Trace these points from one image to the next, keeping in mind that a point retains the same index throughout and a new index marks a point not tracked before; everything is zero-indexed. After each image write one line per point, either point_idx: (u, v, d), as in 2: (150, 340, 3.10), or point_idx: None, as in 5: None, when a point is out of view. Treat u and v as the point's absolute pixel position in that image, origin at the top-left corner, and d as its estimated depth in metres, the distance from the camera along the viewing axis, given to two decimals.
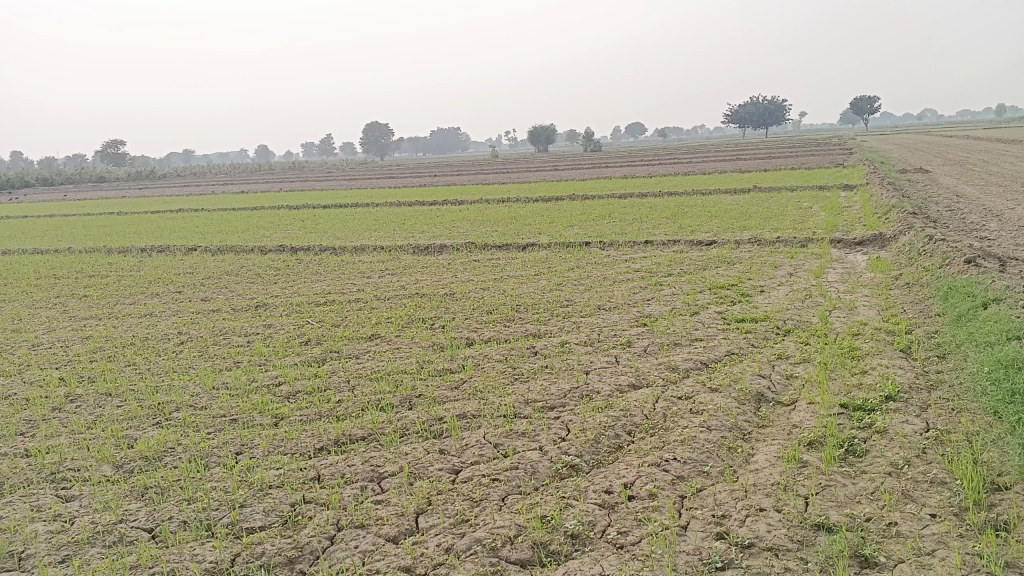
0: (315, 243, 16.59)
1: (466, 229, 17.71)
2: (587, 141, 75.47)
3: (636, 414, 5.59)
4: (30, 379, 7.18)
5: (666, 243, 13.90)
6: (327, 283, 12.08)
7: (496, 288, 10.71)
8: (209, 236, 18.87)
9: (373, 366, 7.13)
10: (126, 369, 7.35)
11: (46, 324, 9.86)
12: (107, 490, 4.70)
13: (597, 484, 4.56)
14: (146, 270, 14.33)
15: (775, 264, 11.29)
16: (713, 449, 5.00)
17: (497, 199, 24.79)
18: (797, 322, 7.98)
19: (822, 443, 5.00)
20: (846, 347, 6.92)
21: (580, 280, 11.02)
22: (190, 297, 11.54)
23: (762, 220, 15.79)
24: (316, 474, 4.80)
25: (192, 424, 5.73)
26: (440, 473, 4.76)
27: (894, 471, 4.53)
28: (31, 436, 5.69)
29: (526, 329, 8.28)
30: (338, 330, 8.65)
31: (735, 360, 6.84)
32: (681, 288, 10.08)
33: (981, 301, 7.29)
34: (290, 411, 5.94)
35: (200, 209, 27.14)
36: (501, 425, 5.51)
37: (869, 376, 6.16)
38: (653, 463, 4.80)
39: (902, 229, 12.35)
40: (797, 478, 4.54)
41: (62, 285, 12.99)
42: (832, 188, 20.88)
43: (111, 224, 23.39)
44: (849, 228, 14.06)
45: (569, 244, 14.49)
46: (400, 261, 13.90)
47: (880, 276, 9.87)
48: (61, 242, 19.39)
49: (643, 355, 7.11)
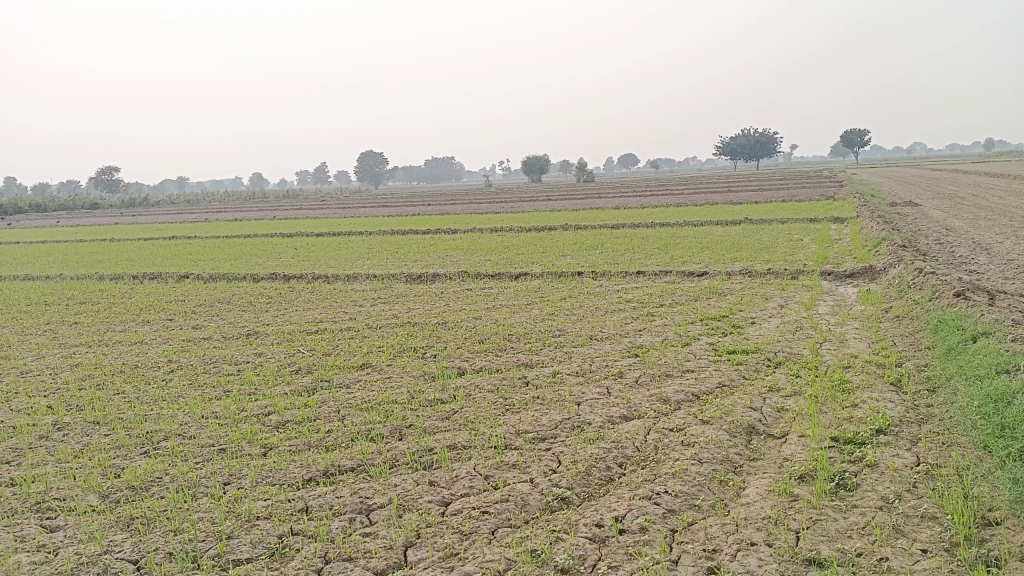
0: (309, 271, 16.61)
1: (458, 258, 17.76)
2: (579, 172, 75.97)
3: (627, 446, 5.57)
4: (18, 406, 7.11)
5: (658, 274, 13.96)
6: (319, 311, 12.08)
7: (488, 318, 10.72)
8: (201, 263, 18.86)
9: (363, 396, 7.10)
10: (115, 397, 7.30)
11: (35, 351, 9.80)
12: (92, 521, 4.65)
13: (587, 517, 4.54)
14: (137, 297, 14.29)
15: (766, 295, 11.35)
16: (704, 482, 4.99)
17: (490, 228, 24.89)
18: (788, 354, 8.00)
19: (813, 476, 4.99)
20: (837, 380, 6.94)
21: (572, 310, 11.05)
22: (181, 324, 11.51)
23: (753, 251, 15.89)
24: (304, 506, 4.76)
25: (180, 454, 5.68)
26: (429, 505, 4.73)
27: (885, 505, 4.52)
28: (16, 465, 5.63)
29: (518, 359, 8.27)
30: (329, 359, 8.64)
31: (726, 392, 6.84)
32: (673, 319, 10.11)
33: (971, 335, 7.32)
34: (279, 441, 5.91)
35: (193, 237, 27.17)
36: (491, 456, 5.49)
37: (859, 409, 6.17)
38: (643, 496, 4.78)
39: (892, 262, 12.44)
40: (789, 512, 4.52)
41: (52, 312, 12.94)
42: (822, 220, 21.06)
43: (103, 251, 23.37)
44: (839, 260, 14.17)
45: (561, 274, 14.54)
46: (393, 290, 13.92)
47: (870, 309, 9.93)
48: (52, 268, 19.36)
49: (635, 386, 7.10)
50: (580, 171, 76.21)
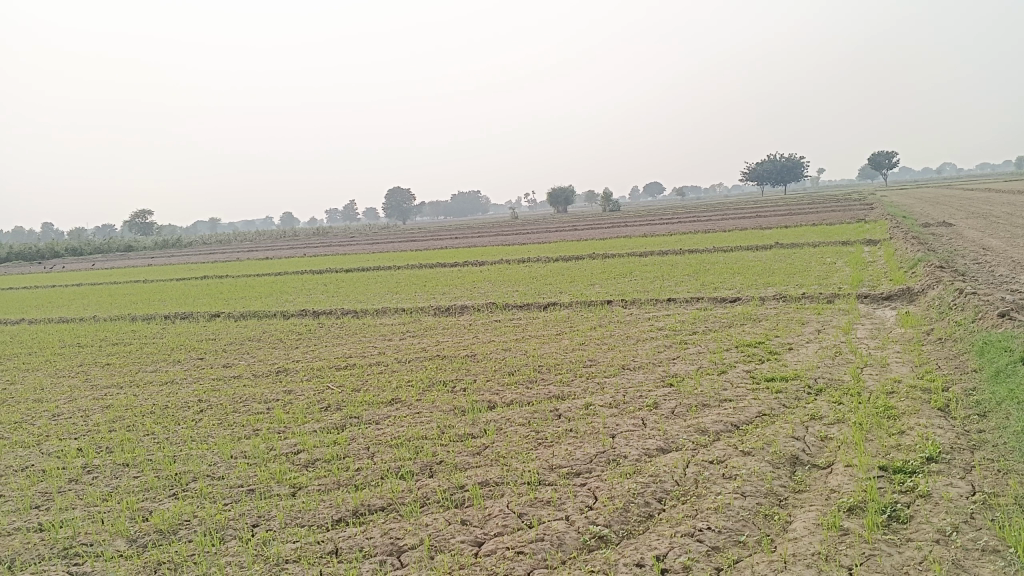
0: (338, 306, 16.65)
1: (486, 289, 17.70)
2: (607, 201, 76.10)
3: (666, 480, 5.38)
4: (48, 450, 7.06)
5: (690, 300, 13.78)
6: (348, 347, 12.04)
7: (517, 349, 10.58)
8: (232, 302, 18.97)
9: (393, 432, 6.96)
10: (145, 439, 7.24)
11: (67, 394, 9.81)
12: (119, 566, 4.55)
13: (627, 557, 4.35)
14: (168, 337, 14.38)
15: (802, 320, 11.09)
16: (749, 517, 4.78)
17: (516, 259, 24.82)
18: (829, 380, 7.75)
19: (863, 509, 4.76)
20: (881, 407, 6.67)
21: (603, 339, 10.87)
22: (212, 363, 11.51)
23: (787, 276, 15.59)
24: (334, 548, 4.63)
25: (209, 495, 5.59)
26: (462, 546, 4.57)
27: (941, 538, 4.27)
28: (45, 510, 5.56)
29: (549, 390, 8.12)
30: (359, 394, 8.55)
31: (766, 421, 6.62)
32: (707, 346, 9.89)
33: (1020, 356, 7.02)
34: (308, 480, 5.80)
35: (225, 276, 27.40)
36: (524, 493, 5.31)
37: (907, 437, 5.90)
38: (685, 533, 4.58)
39: (931, 283, 12.12)
40: (839, 547, 4.30)
41: (86, 353, 13.03)
42: (855, 243, 20.69)
43: (136, 292, 23.67)
44: (875, 283, 13.86)
45: (591, 303, 14.38)
46: (422, 323, 13.87)
47: (911, 331, 9.66)
48: (87, 310, 19.61)
49: (671, 417, 6.89)
50: (605, 201, 76.32)
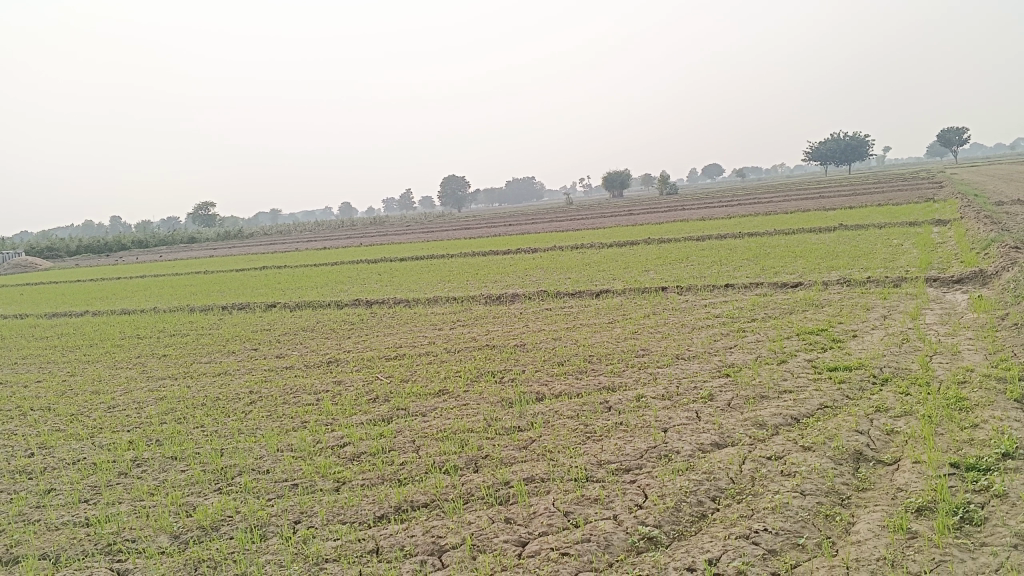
0: (390, 295, 16.64)
1: (538, 276, 17.49)
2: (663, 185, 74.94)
3: (720, 478, 5.13)
4: (101, 443, 7.14)
5: (748, 286, 13.35)
6: (399, 337, 11.99)
7: (567, 338, 10.35)
8: (288, 292, 19.20)
9: (439, 425, 6.84)
10: (194, 432, 7.27)
11: (124, 386, 9.97)
12: (159, 564, 4.53)
13: (677, 560, 4.13)
14: (225, 327, 14.56)
15: (867, 306, 10.61)
16: (809, 518, 4.51)
17: (570, 245, 24.55)
18: (896, 369, 7.35)
19: (933, 510, 4.45)
20: (952, 398, 6.28)
21: (656, 327, 10.57)
22: (265, 353, 11.59)
23: (851, 259, 14.98)
24: (374, 547, 4.53)
25: (253, 490, 5.56)
26: (505, 546, 4.42)
27: (1020, 542, 3.92)
28: (94, 504, 5.60)
29: (600, 381, 7.89)
30: (407, 386, 8.45)
31: (828, 414, 6.30)
32: (766, 334, 9.53)
33: None
34: (352, 474, 5.72)
35: (282, 266, 27.75)
36: (571, 490, 5.13)
37: (980, 430, 5.51)
38: (740, 535, 4.34)
39: (1005, 264, 11.47)
40: (907, 552, 4.01)
41: (144, 345, 13.27)
42: (923, 223, 19.83)
43: (198, 283, 24.20)
44: (944, 265, 13.21)
45: (645, 289, 14.06)
46: (472, 311, 13.76)
47: (984, 317, 9.13)
48: (148, 301, 20.08)
49: (727, 410, 6.61)
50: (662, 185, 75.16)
